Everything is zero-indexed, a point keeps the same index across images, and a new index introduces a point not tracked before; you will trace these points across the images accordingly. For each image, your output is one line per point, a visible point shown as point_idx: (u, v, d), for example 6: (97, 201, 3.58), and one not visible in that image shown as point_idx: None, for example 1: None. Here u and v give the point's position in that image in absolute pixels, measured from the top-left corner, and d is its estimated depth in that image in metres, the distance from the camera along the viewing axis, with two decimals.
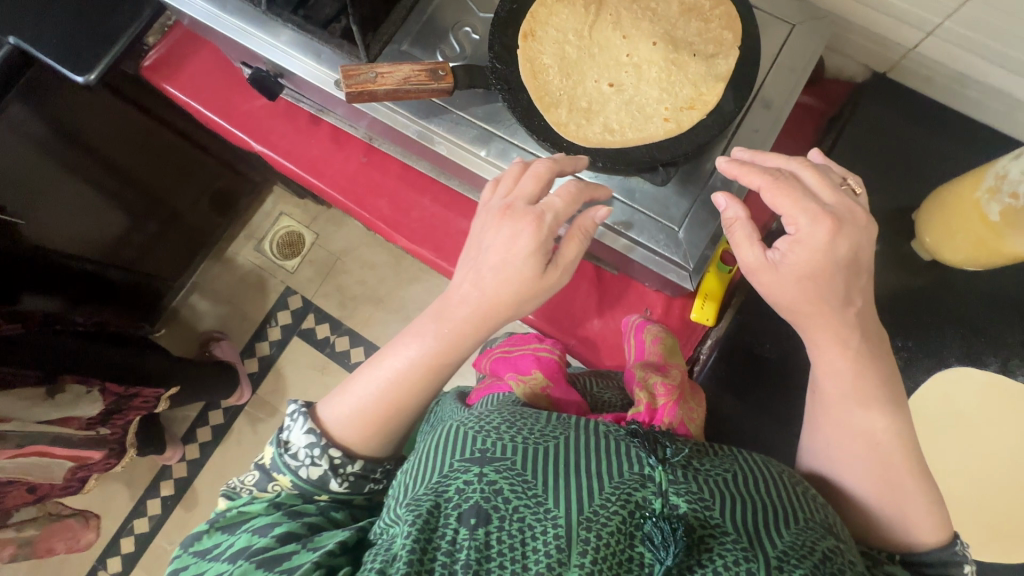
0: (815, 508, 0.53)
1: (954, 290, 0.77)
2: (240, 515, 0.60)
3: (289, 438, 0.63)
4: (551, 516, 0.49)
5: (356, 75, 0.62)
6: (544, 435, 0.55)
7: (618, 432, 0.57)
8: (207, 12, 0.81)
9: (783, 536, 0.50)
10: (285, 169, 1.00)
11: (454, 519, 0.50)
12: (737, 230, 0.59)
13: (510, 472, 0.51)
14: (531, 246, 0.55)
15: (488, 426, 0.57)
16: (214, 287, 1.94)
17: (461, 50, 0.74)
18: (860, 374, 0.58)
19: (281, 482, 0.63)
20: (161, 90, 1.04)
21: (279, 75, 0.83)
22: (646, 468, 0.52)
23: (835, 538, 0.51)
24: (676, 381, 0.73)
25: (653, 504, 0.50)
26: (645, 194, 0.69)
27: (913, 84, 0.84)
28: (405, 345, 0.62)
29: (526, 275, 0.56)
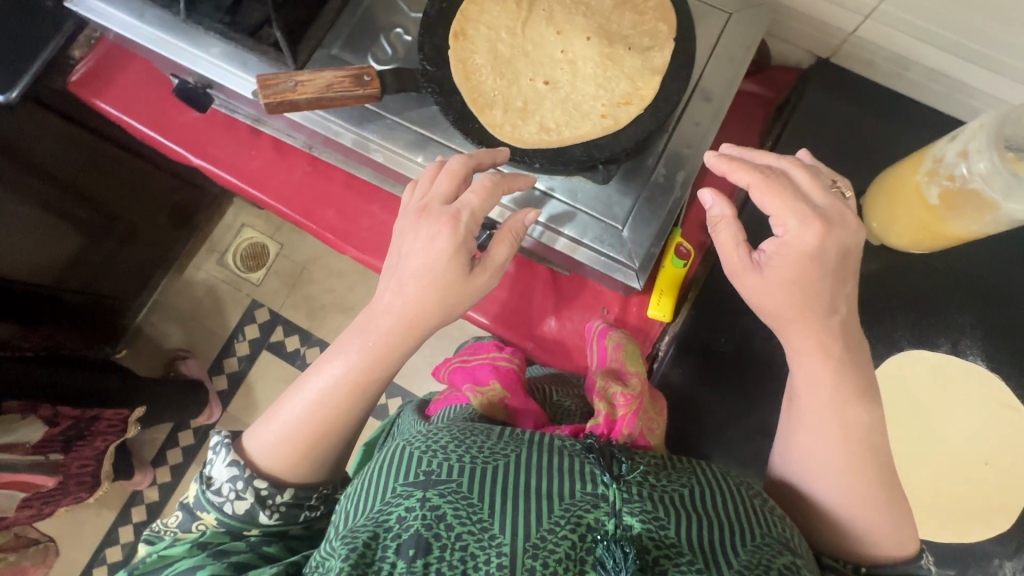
0: (774, 523, 0.52)
1: (904, 273, 0.77)
2: (164, 557, 0.63)
3: (211, 473, 0.65)
4: (495, 544, 0.47)
5: (275, 84, 0.59)
6: (493, 453, 0.53)
7: (573, 447, 0.55)
8: (122, 22, 0.76)
9: (740, 555, 0.49)
10: (226, 182, 0.96)
11: (392, 551, 0.47)
12: (722, 230, 0.60)
13: (454, 497, 0.49)
14: (450, 247, 0.57)
15: (434, 445, 0.54)
16: (177, 304, 1.88)
17: (393, 53, 0.72)
18: (808, 367, 0.57)
19: (206, 520, 0.66)
20: (91, 106, 0.99)
21: (207, 86, 0.79)
22: (598, 486, 0.51)
23: (792, 553, 0.50)
24: (636, 390, 0.72)
25: (605, 526, 0.49)
26: (588, 194, 0.67)
27: (856, 69, 0.83)
28: (329, 362, 0.64)
29: (450, 275, 0.58)
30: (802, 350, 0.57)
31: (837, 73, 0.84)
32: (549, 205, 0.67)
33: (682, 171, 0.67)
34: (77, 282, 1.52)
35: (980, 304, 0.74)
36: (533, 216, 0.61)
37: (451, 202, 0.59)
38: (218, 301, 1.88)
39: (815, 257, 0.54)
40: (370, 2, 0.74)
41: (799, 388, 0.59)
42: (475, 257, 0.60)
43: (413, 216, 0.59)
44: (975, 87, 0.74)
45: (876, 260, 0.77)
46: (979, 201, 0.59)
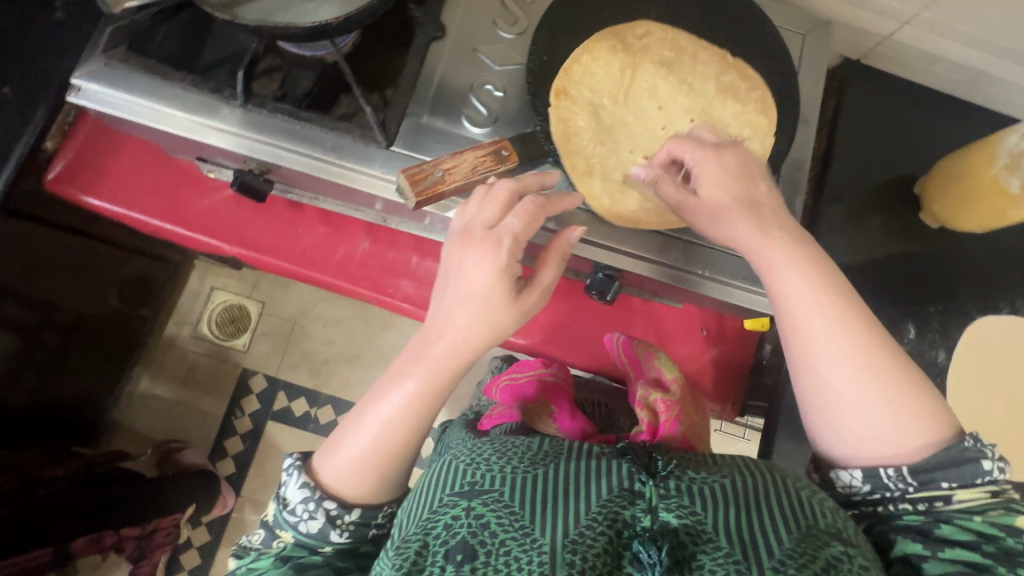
0: (823, 511, 0.50)
1: (962, 248, 0.85)
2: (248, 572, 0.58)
3: (284, 493, 0.59)
4: (538, 546, 0.47)
5: (423, 178, 0.54)
6: (530, 464, 0.52)
7: (608, 449, 0.56)
8: (155, 114, 0.64)
9: (783, 543, 0.47)
10: (273, 268, 0.85)
11: (441, 557, 0.47)
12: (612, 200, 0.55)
13: (498, 505, 0.49)
14: (490, 277, 0.51)
15: (480, 457, 0.54)
16: (154, 391, 1.66)
17: (488, 112, 0.66)
18: (820, 298, 0.51)
19: (285, 536, 0.60)
20: (80, 205, 0.83)
21: (266, 172, 0.68)
22: (635, 484, 0.51)
23: (844, 543, 0.47)
24: (677, 395, 0.72)
25: (641, 522, 0.49)
26: None
27: (882, 67, 0.90)
28: (393, 386, 0.57)
29: (500, 297, 0.52)
30: (784, 274, 0.52)
31: (870, 71, 0.90)
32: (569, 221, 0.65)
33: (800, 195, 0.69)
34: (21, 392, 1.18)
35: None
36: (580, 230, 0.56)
37: (492, 228, 0.52)
38: (203, 378, 1.68)
39: (736, 168, 0.56)
40: (447, 57, 0.68)
41: (801, 344, 0.51)
42: (523, 279, 0.54)
43: (451, 242, 0.53)
44: (995, 76, 0.83)
45: (938, 242, 0.85)
46: None
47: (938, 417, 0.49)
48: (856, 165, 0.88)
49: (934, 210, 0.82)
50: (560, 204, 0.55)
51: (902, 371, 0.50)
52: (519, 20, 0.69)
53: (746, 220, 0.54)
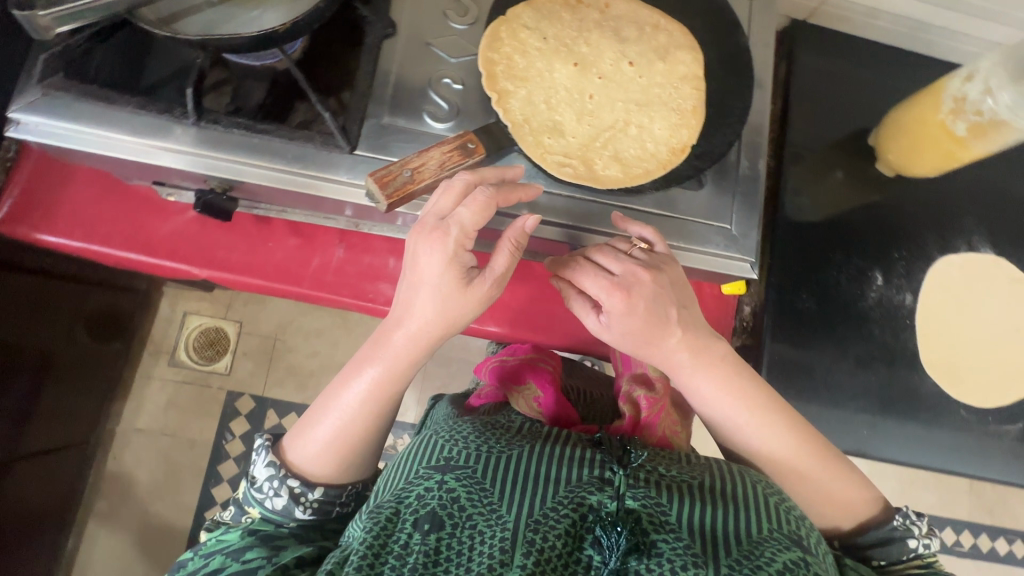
0: (784, 518, 0.49)
1: (918, 193, 0.89)
2: (215, 544, 0.56)
3: (252, 473, 0.59)
4: (501, 521, 0.46)
5: (391, 179, 0.52)
6: (507, 444, 0.51)
7: (583, 440, 0.54)
8: (104, 141, 0.62)
9: (741, 544, 0.47)
10: (246, 285, 0.84)
11: (409, 524, 0.46)
12: (615, 303, 0.55)
13: (470, 481, 0.48)
14: (440, 267, 0.50)
15: (458, 433, 0.53)
16: (137, 426, 1.61)
17: (450, 106, 0.66)
18: (761, 414, 0.58)
19: (254, 514, 0.60)
20: (32, 243, 0.79)
21: (229, 189, 0.67)
22: (606, 472, 0.50)
23: (803, 550, 0.47)
24: (661, 393, 0.67)
25: (606, 507, 0.47)
26: (688, 202, 0.67)
27: (829, 24, 0.92)
28: (355, 375, 0.58)
29: (446, 289, 0.51)
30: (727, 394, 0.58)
31: (815, 29, 0.92)
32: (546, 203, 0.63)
33: (762, 159, 0.70)
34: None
35: (974, 204, 0.89)
36: (536, 221, 0.53)
37: (444, 218, 0.51)
38: (187, 405, 1.63)
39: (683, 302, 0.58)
40: (401, 53, 0.67)
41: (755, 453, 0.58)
42: (475, 269, 0.53)
43: (410, 234, 0.53)
44: (932, 24, 0.87)
45: (895, 190, 0.89)
46: (1005, 128, 0.70)
47: (865, 500, 0.59)
48: (812, 123, 0.90)
49: (893, 155, 0.84)
50: (514, 194, 0.52)
51: (829, 455, 0.58)
52: (470, 10, 0.69)
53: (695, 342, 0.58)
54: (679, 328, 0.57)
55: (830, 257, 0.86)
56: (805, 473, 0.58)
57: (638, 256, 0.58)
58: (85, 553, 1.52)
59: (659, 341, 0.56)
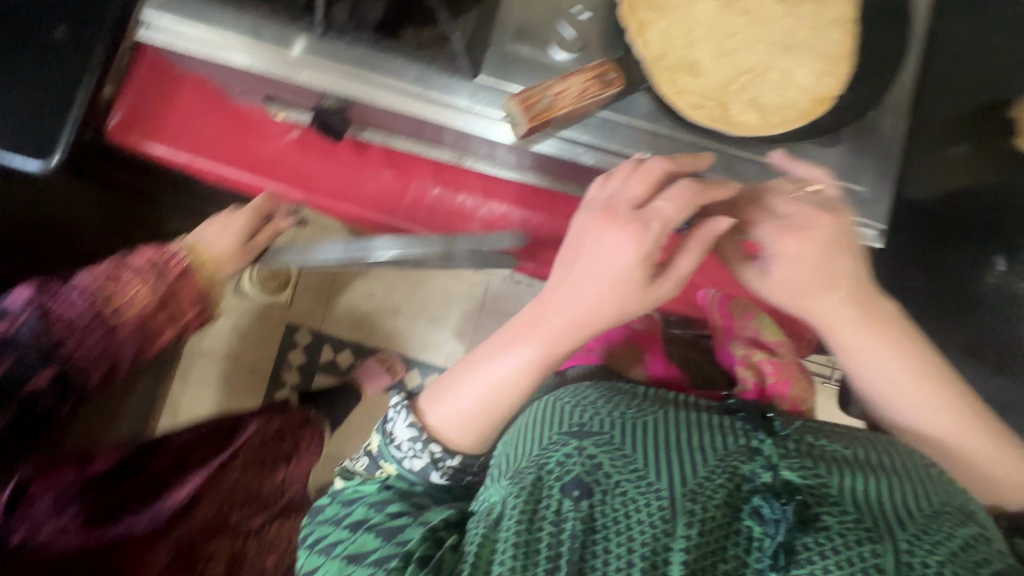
0: (948, 489, 0.48)
1: None
2: (355, 494, 0.60)
3: (392, 430, 0.60)
4: (654, 490, 0.46)
5: (529, 104, 0.51)
6: (641, 410, 0.54)
7: (720, 413, 0.55)
8: (227, 48, 0.61)
9: (912, 515, 0.46)
10: (341, 213, 0.84)
11: (557, 490, 0.47)
12: (788, 246, 0.54)
13: (609, 448, 0.50)
14: (631, 258, 0.50)
15: (584, 402, 0.56)
16: (204, 347, 1.68)
17: (576, 36, 0.62)
18: (913, 377, 0.56)
19: (388, 470, 0.61)
20: (144, 154, 0.81)
21: (343, 109, 0.66)
22: (753, 442, 0.50)
23: (980, 526, 0.46)
24: (772, 358, 0.71)
25: (760, 477, 0.48)
26: (821, 158, 0.63)
27: None
28: (507, 350, 0.55)
29: (631, 283, 0.51)
30: (880, 352, 0.56)
31: None
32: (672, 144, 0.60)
33: (905, 119, 0.65)
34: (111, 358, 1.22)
35: None
36: (729, 225, 0.52)
37: (639, 208, 0.52)
38: (250, 333, 1.70)
39: (842, 251, 0.55)
40: None
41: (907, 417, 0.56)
42: (658, 267, 0.53)
43: (578, 213, 0.55)
44: None
45: None
46: None
47: None
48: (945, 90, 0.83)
49: None
50: (718, 194, 0.53)
51: (991, 429, 0.56)
52: None
53: (861, 295, 0.55)
54: (847, 284, 0.55)
55: (949, 237, 0.81)
56: (964, 443, 0.55)
57: (804, 199, 0.56)
58: None
59: (824, 293, 0.55)
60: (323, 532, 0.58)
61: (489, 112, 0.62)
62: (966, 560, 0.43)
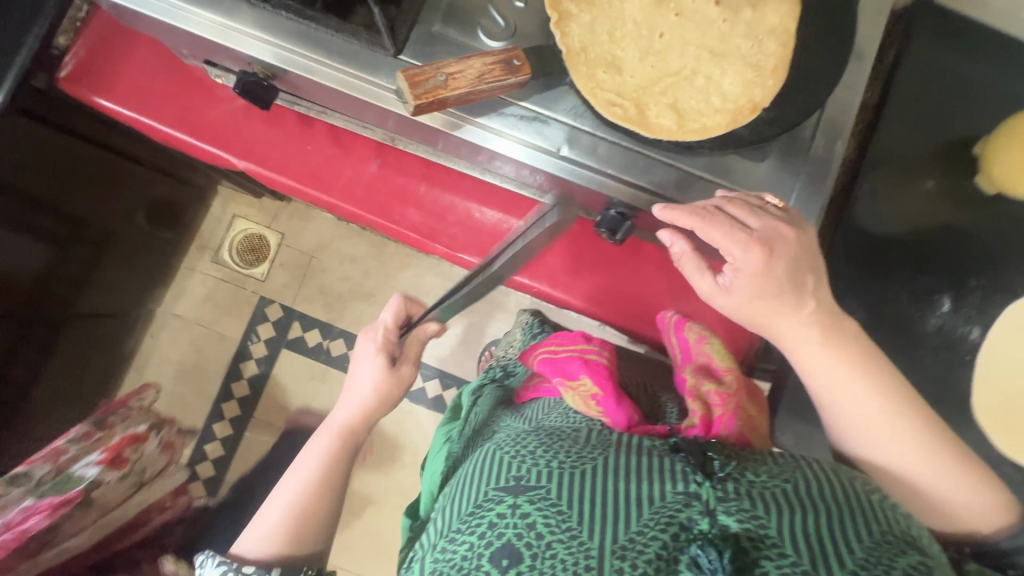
0: (892, 520, 0.49)
1: (1012, 222, 0.78)
2: None
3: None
4: (585, 548, 0.48)
5: (423, 80, 0.49)
6: (580, 458, 0.55)
7: (662, 448, 0.56)
8: (163, 8, 0.63)
9: (856, 553, 0.46)
10: (279, 184, 0.83)
11: (486, 560, 0.49)
12: (736, 282, 0.56)
13: (545, 503, 0.51)
14: (373, 353, 0.81)
15: (523, 453, 0.58)
16: (180, 311, 1.70)
17: (506, 24, 0.61)
18: (879, 393, 0.56)
19: None
20: (92, 107, 0.82)
21: (272, 78, 0.66)
22: (691, 485, 0.50)
23: (920, 551, 0.48)
24: (732, 388, 0.66)
25: (699, 524, 0.48)
26: (748, 172, 0.61)
27: (956, 11, 0.80)
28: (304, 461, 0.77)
29: (378, 383, 0.80)
30: (838, 366, 0.57)
31: (942, 15, 0.80)
32: (588, 143, 0.60)
33: (842, 141, 0.62)
34: (56, 305, 1.28)
35: None
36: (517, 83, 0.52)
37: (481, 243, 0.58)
38: (222, 302, 1.71)
39: (782, 277, 0.56)
40: None
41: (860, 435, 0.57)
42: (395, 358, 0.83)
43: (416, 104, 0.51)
44: None
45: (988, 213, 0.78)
46: None
47: (997, 509, 0.56)
48: (907, 122, 0.80)
49: (995, 172, 0.75)
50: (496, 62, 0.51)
51: (951, 452, 0.56)
52: None
53: (825, 315, 0.58)
54: (812, 300, 0.57)
55: (894, 273, 0.78)
56: (927, 465, 0.56)
57: (774, 212, 0.57)
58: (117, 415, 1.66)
59: (788, 313, 0.57)
60: None
61: None
62: None
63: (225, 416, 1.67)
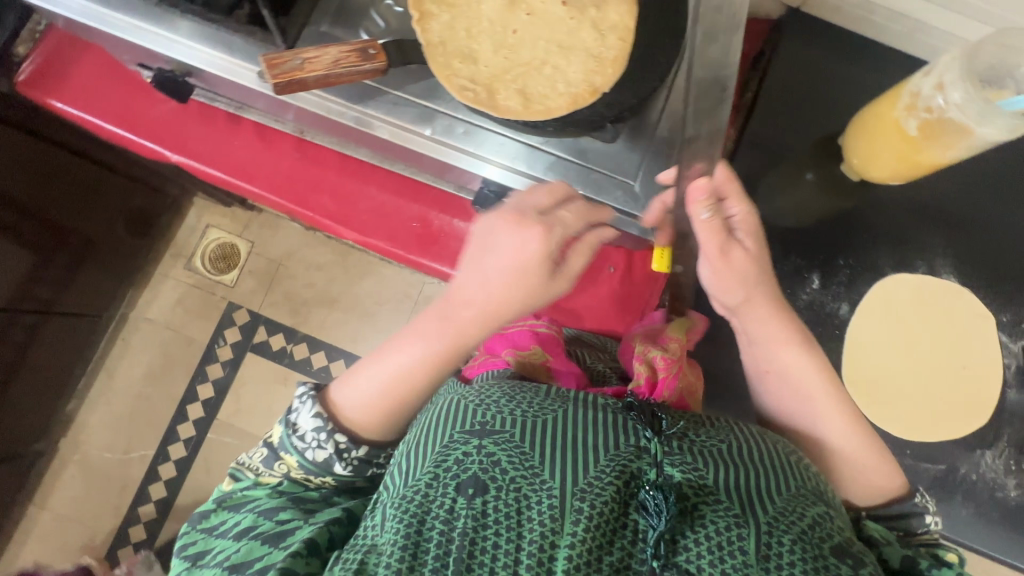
0: (805, 476, 0.54)
1: (880, 206, 0.83)
2: (245, 496, 0.67)
3: (296, 421, 0.69)
4: (546, 487, 0.49)
5: (281, 63, 0.59)
6: (542, 407, 0.55)
7: (614, 405, 0.57)
8: (85, 10, 0.72)
9: (776, 503, 0.50)
10: (210, 176, 0.92)
11: (452, 489, 0.50)
12: (733, 250, 0.63)
13: (507, 444, 0.52)
14: (527, 240, 0.60)
15: (488, 399, 0.57)
16: (151, 315, 1.76)
17: (385, 25, 0.70)
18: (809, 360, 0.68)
19: (288, 463, 0.69)
20: (47, 109, 0.92)
21: (186, 73, 0.75)
22: (640, 439, 0.53)
23: (824, 503, 0.52)
24: (675, 354, 0.72)
25: (648, 475, 0.50)
26: (596, 152, 0.69)
27: (822, 18, 0.88)
28: (409, 346, 0.66)
29: (534, 274, 0.60)
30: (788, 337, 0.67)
31: (808, 22, 0.88)
32: (451, 125, 0.69)
33: None
34: (34, 302, 1.38)
35: (949, 226, 0.82)
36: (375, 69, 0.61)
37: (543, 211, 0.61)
38: (191, 307, 1.76)
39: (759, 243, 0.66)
40: None
41: (816, 399, 0.66)
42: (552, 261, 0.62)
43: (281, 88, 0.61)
44: (932, 26, 0.80)
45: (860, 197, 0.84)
46: (954, 129, 0.65)
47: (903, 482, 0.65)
48: (779, 118, 0.88)
49: (854, 163, 0.77)
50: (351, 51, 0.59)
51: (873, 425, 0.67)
52: None
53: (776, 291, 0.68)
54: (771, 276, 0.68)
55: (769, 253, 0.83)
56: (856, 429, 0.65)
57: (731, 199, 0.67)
58: (83, 417, 1.70)
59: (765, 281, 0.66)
60: (202, 538, 0.64)
61: None
62: (814, 536, 0.49)
63: (188, 418, 1.69)
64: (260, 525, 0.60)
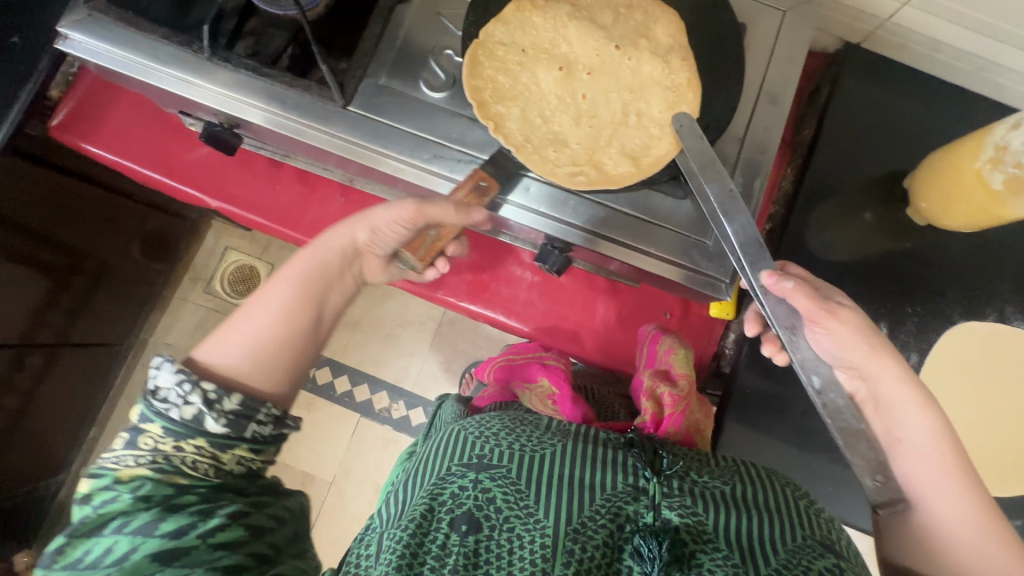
0: (814, 525, 0.52)
1: (948, 250, 0.81)
2: (103, 512, 0.50)
3: (156, 383, 0.55)
4: (540, 526, 0.50)
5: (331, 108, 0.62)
6: (541, 442, 0.56)
7: (616, 441, 0.59)
8: (130, 63, 0.67)
9: (777, 554, 0.50)
10: (251, 222, 0.89)
11: (446, 524, 0.50)
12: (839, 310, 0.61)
13: (505, 481, 0.52)
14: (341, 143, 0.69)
15: (489, 431, 0.57)
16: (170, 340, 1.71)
17: (446, 77, 0.67)
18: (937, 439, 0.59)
19: (150, 435, 0.54)
20: (79, 152, 0.89)
21: (235, 125, 0.71)
22: (638, 480, 0.54)
23: (836, 557, 0.49)
24: (683, 391, 0.77)
25: (643, 517, 0.51)
26: (670, 210, 0.65)
27: (884, 54, 0.85)
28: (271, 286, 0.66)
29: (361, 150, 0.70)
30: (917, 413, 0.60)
31: (870, 58, 0.85)
32: (524, 184, 0.64)
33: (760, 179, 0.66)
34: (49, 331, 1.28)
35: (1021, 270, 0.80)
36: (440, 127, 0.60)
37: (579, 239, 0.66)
38: None
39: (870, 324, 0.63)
40: (409, 24, 0.68)
41: (942, 486, 0.57)
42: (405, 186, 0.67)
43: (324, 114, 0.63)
44: (1004, 66, 0.78)
45: (926, 242, 0.81)
46: None
47: None
48: (843, 158, 0.84)
49: (923, 207, 0.77)
50: None
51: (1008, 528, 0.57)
52: None
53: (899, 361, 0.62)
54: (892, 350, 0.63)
55: None
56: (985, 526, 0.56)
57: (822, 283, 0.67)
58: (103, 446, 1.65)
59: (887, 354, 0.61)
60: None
61: (353, 138, 0.66)
62: None
63: None
64: (140, 547, 0.49)
